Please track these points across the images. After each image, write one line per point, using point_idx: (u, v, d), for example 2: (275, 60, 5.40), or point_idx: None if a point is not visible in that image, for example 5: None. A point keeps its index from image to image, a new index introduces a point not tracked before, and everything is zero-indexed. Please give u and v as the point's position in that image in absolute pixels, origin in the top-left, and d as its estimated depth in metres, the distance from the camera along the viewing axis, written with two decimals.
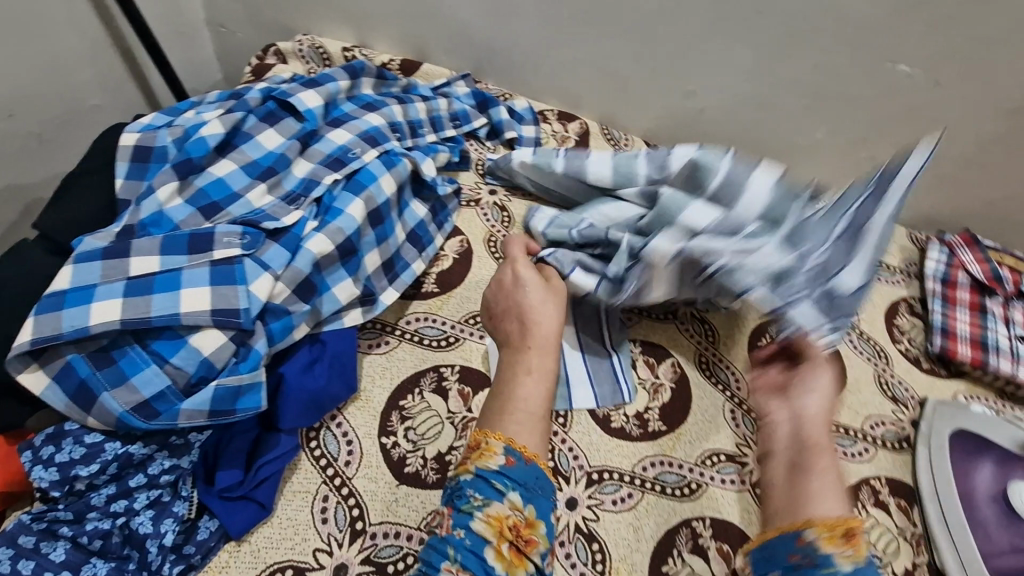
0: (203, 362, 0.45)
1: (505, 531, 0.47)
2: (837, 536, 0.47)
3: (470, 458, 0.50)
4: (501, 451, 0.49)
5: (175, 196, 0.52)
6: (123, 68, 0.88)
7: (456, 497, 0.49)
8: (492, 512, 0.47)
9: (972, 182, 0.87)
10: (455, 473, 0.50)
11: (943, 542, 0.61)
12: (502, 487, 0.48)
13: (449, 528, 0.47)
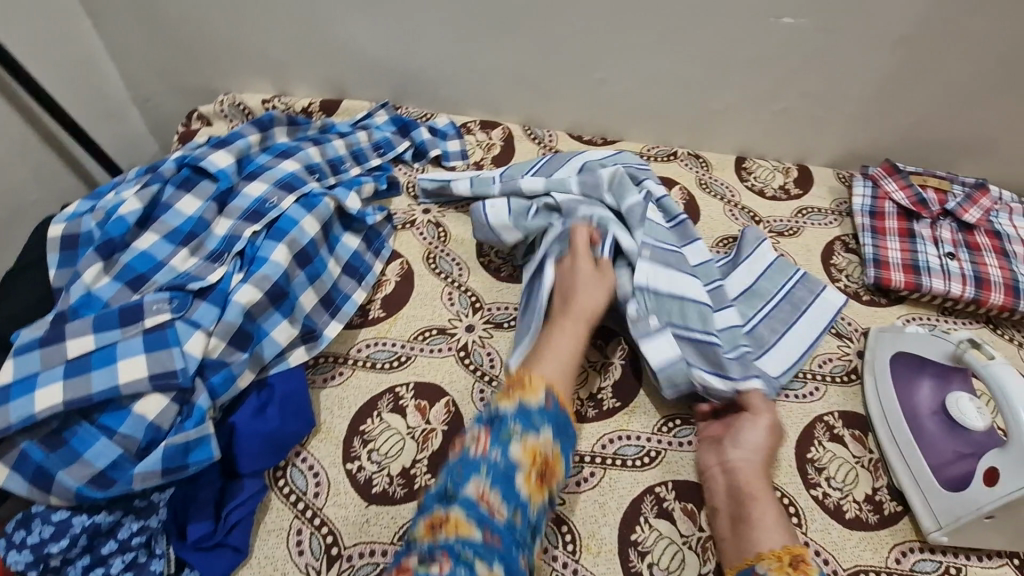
0: (150, 426, 0.48)
1: (536, 463, 0.49)
2: (785, 566, 0.51)
3: (514, 391, 0.52)
4: (542, 392, 0.53)
5: (101, 276, 0.55)
6: (58, 160, 0.93)
7: (496, 421, 0.50)
8: (528, 441, 0.49)
9: (883, 114, 0.90)
10: (496, 402, 0.52)
11: (898, 463, 0.64)
12: (539, 423, 0.51)
13: (486, 449, 0.49)
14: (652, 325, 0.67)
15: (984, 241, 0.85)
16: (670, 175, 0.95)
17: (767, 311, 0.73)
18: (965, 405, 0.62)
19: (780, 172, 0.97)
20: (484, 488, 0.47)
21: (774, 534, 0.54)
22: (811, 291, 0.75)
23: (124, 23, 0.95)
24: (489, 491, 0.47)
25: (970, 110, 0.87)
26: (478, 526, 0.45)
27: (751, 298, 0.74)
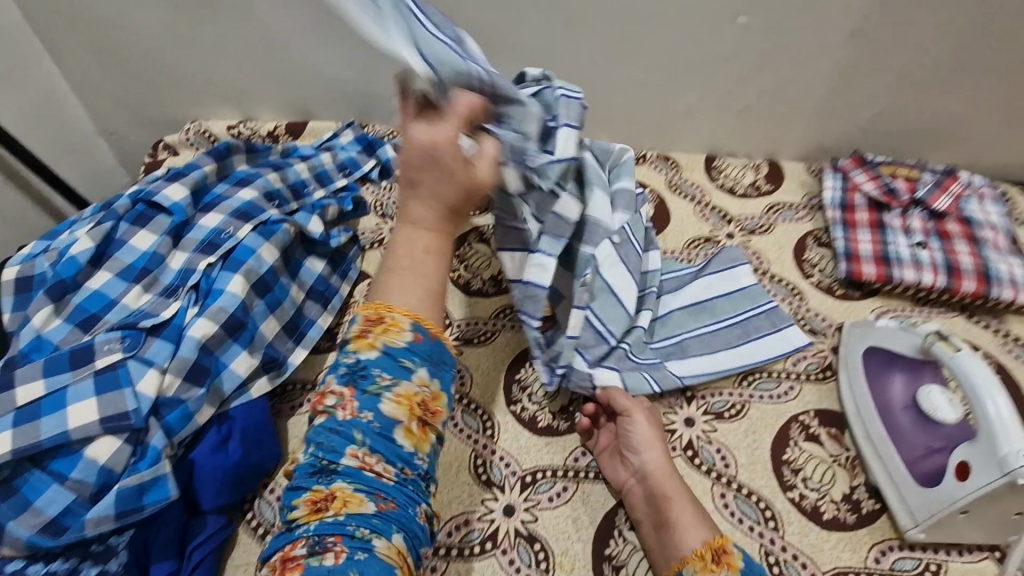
0: (102, 470, 0.48)
1: (415, 410, 0.45)
2: (708, 563, 0.51)
3: (372, 334, 0.45)
4: (408, 328, 0.45)
5: (52, 319, 0.55)
6: (24, 199, 0.93)
7: (358, 377, 0.44)
8: (401, 391, 0.44)
9: (847, 106, 0.89)
10: (353, 352, 0.44)
11: (874, 460, 0.63)
12: (410, 365, 0.45)
13: (355, 412, 0.43)
14: (581, 298, 0.63)
15: (954, 229, 0.84)
16: (639, 178, 0.94)
17: (716, 329, 0.72)
18: (936, 398, 0.61)
19: (751, 168, 0.96)
20: (362, 455, 0.43)
21: (694, 531, 0.54)
22: (773, 325, 0.73)
23: (84, 58, 0.95)
24: (370, 455, 0.43)
25: (932, 97, 0.87)
26: (369, 496, 0.42)
27: (706, 311, 0.73)
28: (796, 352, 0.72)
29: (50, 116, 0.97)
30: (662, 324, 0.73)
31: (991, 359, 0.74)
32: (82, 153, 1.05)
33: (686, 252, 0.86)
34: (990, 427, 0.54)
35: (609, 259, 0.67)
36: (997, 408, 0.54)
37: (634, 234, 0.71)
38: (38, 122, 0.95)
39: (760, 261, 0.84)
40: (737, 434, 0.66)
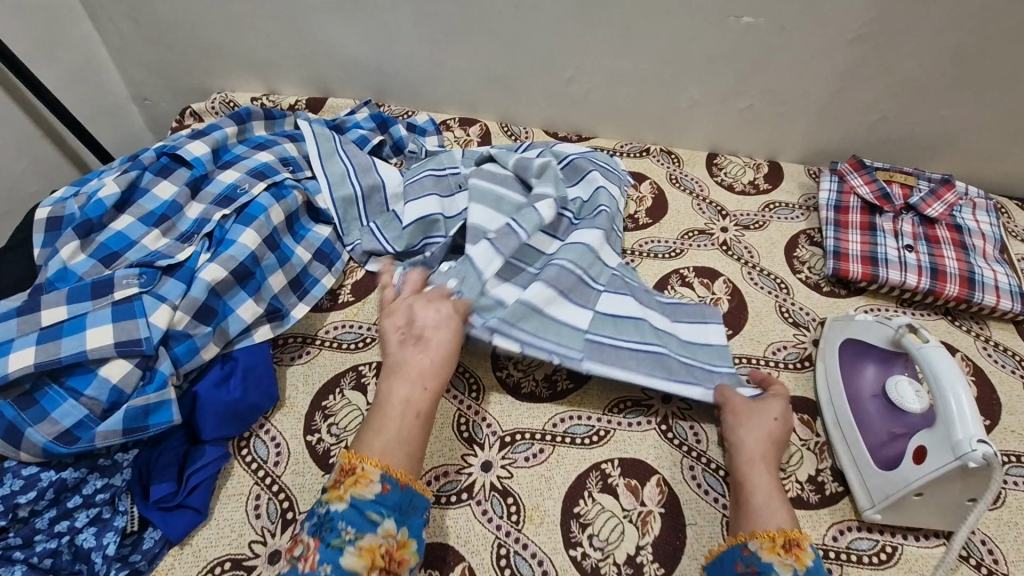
0: (114, 389, 0.52)
1: (376, 561, 0.50)
2: (777, 546, 0.54)
3: (345, 487, 0.53)
4: (376, 480, 0.53)
5: (78, 253, 0.59)
6: (59, 154, 0.99)
7: (326, 528, 0.50)
8: (363, 544, 0.50)
9: (848, 111, 0.92)
10: (325, 504, 0.52)
11: (841, 446, 0.66)
12: (376, 518, 0.51)
13: (315, 564, 0.49)
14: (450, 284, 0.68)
15: (944, 235, 0.86)
16: (641, 170, 0.97)
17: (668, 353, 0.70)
18: (903, 388, 0.63)
19: (751, 167, 0.99)
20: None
21: (772, 514, 0.57)
22: (708, 360, 0.71)
23: (121, 26, 1.00)
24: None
25: (932, 106, 0.89)
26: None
27: (665, 337, 0.71)
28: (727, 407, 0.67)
29: (87, 78, 1.03)
30: (609, 321, 0.70)
31: (968, 361, 0.76)
32: (113, 115, 1.11)
33: (679, 242, 0.88)
34: (948, 418, 0.56)
35: (486, 256, 0.70)
36: (958, 402, 0.56)
37: (521, 224, 0.72)
38: (76, 83, 1.01)
39: (751, 255, 0.87)
40: (711, 414, 0.69)
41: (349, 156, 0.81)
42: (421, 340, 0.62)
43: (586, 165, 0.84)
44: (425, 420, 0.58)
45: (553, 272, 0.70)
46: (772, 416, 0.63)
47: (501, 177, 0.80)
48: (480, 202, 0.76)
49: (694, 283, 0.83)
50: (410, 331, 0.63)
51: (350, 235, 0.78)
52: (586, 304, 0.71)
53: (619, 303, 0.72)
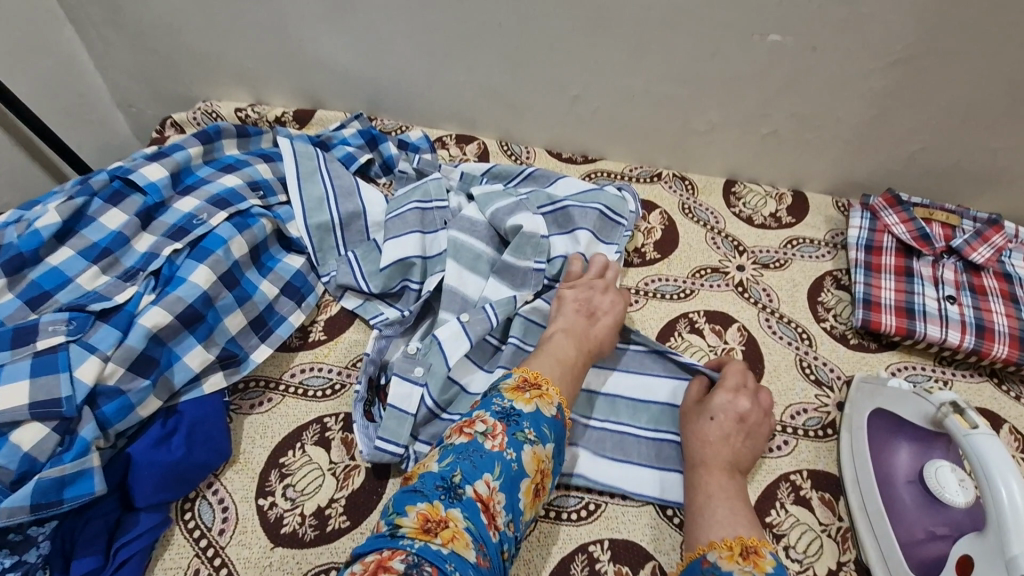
0: (25, 457, 0.45)
1: (538, 474, 0.51)
2: (736, 555, 0.49)
3: (529, 394, 0.55)
4: (555, 404, 0.55)
5: (4, 293, 0.53)
6: (33, 165, 0.93)
7: (513, 419, 0.52)
8: (536, 450, 0.51)
9: (884, 140, 0.82)
10: (510, 399, 0.54)
11: (868, 538, 0.57)
12: (549, 434, 0.53)
13: (502, 446, 0.50)
14: (415, 373, 0.64)
15: (991, 284, 0.76)
16: (651, 197, 0.89)
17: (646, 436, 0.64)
18: (945, 476, 0.54)
19: (773, 198, 0.90)
20: (493, 488, 0.48)
21: (729, 525, 0.53)
22: None
23: (103, 31, 0.94)
24: (495, 494, 0.48)
25: (981, 138, 0.79)
26: (473, 542, 0.45)
27: (648, 415, 0.65)
28: None
29: (68, 85, 0.98)
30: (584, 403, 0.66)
31: (1017, 435, 0.67)
32: (98, 123, 1.06)
33: (689, 281, 0.79)
34: (1002, 517, 0.47)
35: (455, 337, 0.65)
36: (1011, 491, 0.47)
37: (496, 309, 0.67)
38: (56, 91, 0.96)
39: (770, 298, 0.78)
40: None
41: (330, 176, 0.74)
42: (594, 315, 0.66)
43: (580, 213, 0.75)
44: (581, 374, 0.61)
45: (511, 354, 0.66)
46: (706, 419, 0.60)
47: (478, 226, 0.73)
48: (458, 260, 0.70)
49: (704, 329, 0.74)
50: (586, 305, 0.67)
51: (325, 265, 0.71)
52: None
53: (597, 382, 0.67)
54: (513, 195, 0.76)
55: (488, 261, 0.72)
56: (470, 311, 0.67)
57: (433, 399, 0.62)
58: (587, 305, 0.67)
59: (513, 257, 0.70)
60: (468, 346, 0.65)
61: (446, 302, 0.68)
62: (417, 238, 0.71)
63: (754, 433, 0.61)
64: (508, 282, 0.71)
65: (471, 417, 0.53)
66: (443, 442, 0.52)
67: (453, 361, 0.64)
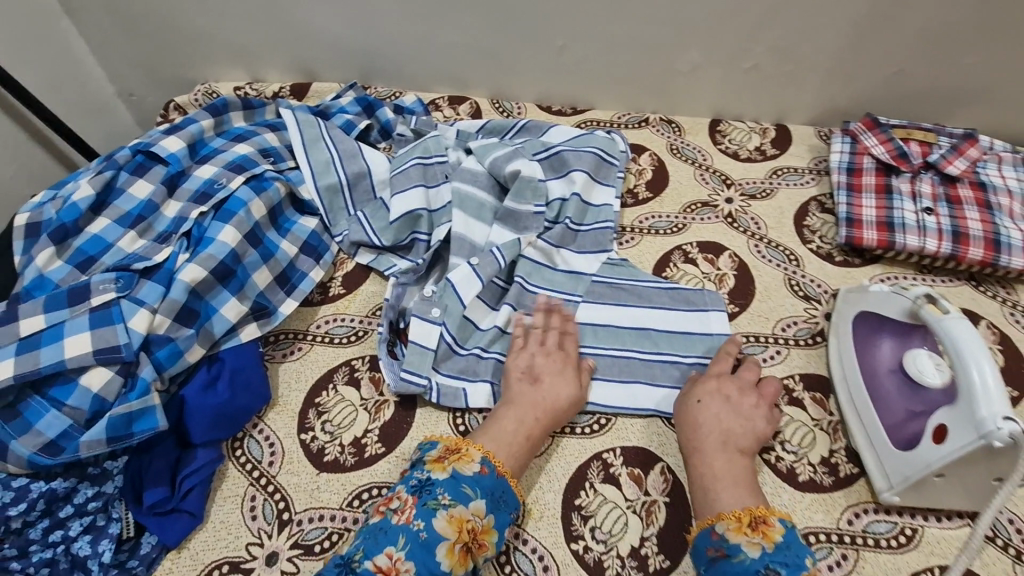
0: (95, 398, 0.52)
1: (462, 533, 0.51)
2: (744, 526, 0.53)
3: (448, 460, 0.56)
4: (477, 460, 0.55)
5: (53, 260, 0.59)
6: (48, 155, 0.97)
7: (425, 490, 0.53)
8: (454, 512, 0.52)
9: (862, 66, 0.86)
10: (428, 469, 0.55)
11: (854, 424, 0.63)
12: (470, 493, 0.53)
13: (409, 518, 0.51)
14: (432, 314, 0.69)
15: (967, 194, 0.80)
16: (641, 141, 0.93)
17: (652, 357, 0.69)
18: (922, 362, 0.60)
19: (757, 132, 0.94)
20: (398, 558, 0.49)
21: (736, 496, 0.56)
22: (708, 351, 0.69)
23: (100, 20, 0.97)
24: (401, 563, 0.49)
25: (956, 54, 0.82)
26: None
27: (651, 339, 0.70)
28: None
29: (70, 77, 1.01)
30: (590, 330, 0.71)
31: (994, 329, 0.72)
32: (102, 112, 1.10)
33: (681, 216, 0.84)
34: (971, 390, 0.53)
35: (467, 279, 0.70)
36: (982, 375, 0.53)
37: (503, 251, 0.72)
38: (60, 83, 0.99)
39: (758, 226, 0.82)
40: None
41: (334, 142, 0.78)
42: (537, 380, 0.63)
43: (574, 158, 0.79)
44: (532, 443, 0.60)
45: (517, 291, 0.71)
46: (694, 403, 0.62)
47: (480, 177, 0.77)
48: (464, 208, 0.75)
49: (698, 259, 0.79)
50: (528, 371, 0.64)
51: (338, 224, 0.76)
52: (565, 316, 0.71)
53: (599, 312, 0.72)
54: (510, 145, 0.80)
55: (490, 209, 0.76)
56: (479, 255, 0.72)
57: (451, 335, 0.67)
58: (528, 370, 0.64)
59: (514, 202, 0.75)
60: (479, 287, 0.70)
61: (456, 248, 0.73)
62: (421, 191, 0.75)
63: (747, 410, 0.62)
64: (512, 227, 0.75)
65: (389, 493, 0.55)
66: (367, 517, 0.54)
67: (467, 300, 0.69)
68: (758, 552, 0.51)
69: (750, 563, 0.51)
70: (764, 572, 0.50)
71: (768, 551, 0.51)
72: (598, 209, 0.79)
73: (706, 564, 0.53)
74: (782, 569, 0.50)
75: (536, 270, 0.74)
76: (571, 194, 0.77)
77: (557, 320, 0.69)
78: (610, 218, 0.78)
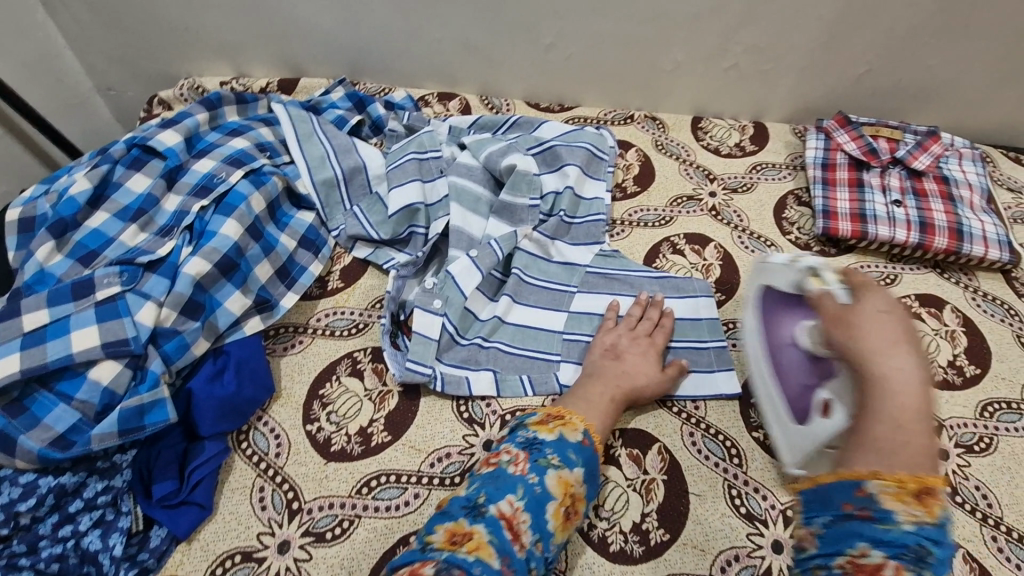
0: (105, 391, 0.54)
1: (567, 497, 0.53)
2: (906, 493, 0.45)
3: (553, 424, 0.58)
4: (581, 430, 0.58)
5: (54, 254, 0.60)
6: (25, 150, 0.95)
7: (535, 448, 0.56)
8: (562, 475, 0.54)
9: (833, 65, 0.91)
10: (534, 430, 0.57)
11: (775, 426, 0.64)
12: (574, 459, 0.56)
13: (524, 471, 0.54)
14: (434, 305, 0.70)
15: (932, 187, 0.86)
16: (626, 137, 0.96)
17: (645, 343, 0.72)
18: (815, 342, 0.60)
19: (737, 129, 0.98)
20: (517, 507, 0.52)
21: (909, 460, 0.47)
22: (700, 337, 0.72)
23: (77, 12, 0.95)
24: (520, 513, 0.51)
25: (917, 55, 0.88)
26: (497, 553, 0.48)
27: None
28: (709, 398, 0.69)
29: (45, 70, 0.98)
30: (587, 319, 0.73)
31: (958, 312, 0.78)
32: (78, 107, 1.07)
33: (668, 209, 0.87)
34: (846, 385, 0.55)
35: (467, 271, 0.71)
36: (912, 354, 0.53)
37: (501, 243, 0.74)
38: (37, 76, 0.97)
39: (741, 219, 0.86)
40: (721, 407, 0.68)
41: (328, 137, 0.78)
42: (620, 356, 0.67)
43: (565, 153, 0.81)
44: (616, 412, 0.63)
45: (514, 283, 0.73)
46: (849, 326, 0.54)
47: (475, 171, 0.79)
48: (461, 201, 0.76)
49: (685, 250, 0.83)
50: (612, 348, 0.68)
51: (334, 219, 0.76)
52: (562, 306, 0.74)
53: (594, 301, 0.75)
54: (503, 140, 0.82)
55: (486, 202, 0.78)
56: (477, 247, 0.74)
57: (453, 325, 0.69)
58: (613, 348, 0.68)
59: (509, 196, 0.77)
60: (479, 278, 0.72)
61: (455, 242, 0.74)
62: (418, 186, 0.76)
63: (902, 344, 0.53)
64: (508, 220, 0.77)
65: (498, 449, 0.57)
66: (476, 471, 0.57)
67: (468, 292, 0.71)
68: (914, 525, 0.44)
69: (906, 535, 0.44)
70: (914, 547, 0.44)
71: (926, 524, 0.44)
72: (589, 202, 0.81)
73: (834, 515, 0.47)
74: (933, 548, 0.44)
75: (533, 263, 0.76)
76: (564, 188, 0.79)
77: (646, 307, 0.72)
78: (602, 212, 0.80)
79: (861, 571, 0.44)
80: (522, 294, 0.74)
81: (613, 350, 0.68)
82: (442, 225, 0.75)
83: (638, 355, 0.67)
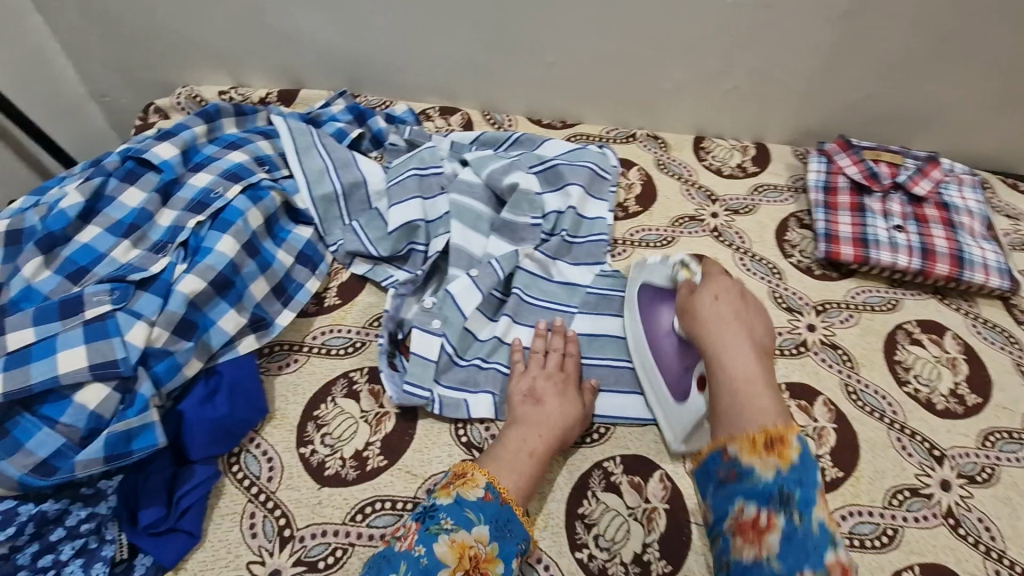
0: (91, 415, 0.52)
1: (463, 561, 0.51)
2: (758, 448, 0.50)
3: (452, 485, 0.55)
4: (482, 486, 0.55)
5: (42, 270, 0.58)
6: (16, 158, 0.93)
7: (427, 516, 0.53)
8: (456, 538, 0.52)
9: (834, 89, 0.91)
10: (432, 496, 0.55)
11: (657, 410, 0.66)
12: (473, 518, 0.53)
13: (411, 544, 0.51)
14: (433, 325, 0.68)
15: (932, 213, 0.86)
16: (628, 156, 0.95)
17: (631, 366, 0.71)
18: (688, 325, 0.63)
19: (739, 150, 0.98)
20: None
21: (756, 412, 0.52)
22: None
23: (74, 18, 0.93)
24: None
25: (918, 81, 0.89)
26: None
27: None
28: None
29: (39, 76, 0.97)
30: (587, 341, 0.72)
31: (960, 339, 0.78)
32: (72, 115, 1.05)
33: (670, 230, 0.86)
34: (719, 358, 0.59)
35: (467, 290, 0.70)
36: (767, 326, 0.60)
37: (501, 262, 0.73)
38: (30, 82, 0.95)
39: (742, 241, 0.86)
40: None
41: (328, 151, 0.77)
42: (540, 402, 0.63)
43: (568, 172, 0.81)
44: (540, 462, 0.59)
45: (515, 303, 0.72)
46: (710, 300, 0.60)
47: (476, 188, 0.78)
48: (462, 218, 0.75)
49: None
50: (530, 393, 0.64)
51: (332, 234, 0.75)
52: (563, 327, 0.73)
53: (594, 323, 0.73)
54: (506, 158, 0.81)
55: (487, 220, 0.77)
56: (477, 266, 0.73)
57: (452, 346, 0.68)
58: (532, 392, 0.64)
59: (511, 214, 0.76)
60: (479, 298, 0.70)
61: (456, 260, 0.73)
62: (418, 202, 0.75)
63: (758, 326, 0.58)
64: (509, 238, 0.77)
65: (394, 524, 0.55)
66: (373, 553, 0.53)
67: (469, 312, 0.69)
68: (772, 474, 0.49)
69: (765, 486, 0.49)
70: (777, 493, 0.49)
71: (783, 472, 0.49)
72: (591, 222, 0.80)
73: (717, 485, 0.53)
74: (796, 491, 0.48)
75: (535, 283, 0.74)
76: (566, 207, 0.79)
77: (565, 342, 0.69)
78: (604, 232, 0.79)
79: (745, 527, 0.50)
80: (521, 315, 0.72)
81: (532, 395, 0.64)
82: (443, 243, 0.74)
83: (560, 400, 0.63)
